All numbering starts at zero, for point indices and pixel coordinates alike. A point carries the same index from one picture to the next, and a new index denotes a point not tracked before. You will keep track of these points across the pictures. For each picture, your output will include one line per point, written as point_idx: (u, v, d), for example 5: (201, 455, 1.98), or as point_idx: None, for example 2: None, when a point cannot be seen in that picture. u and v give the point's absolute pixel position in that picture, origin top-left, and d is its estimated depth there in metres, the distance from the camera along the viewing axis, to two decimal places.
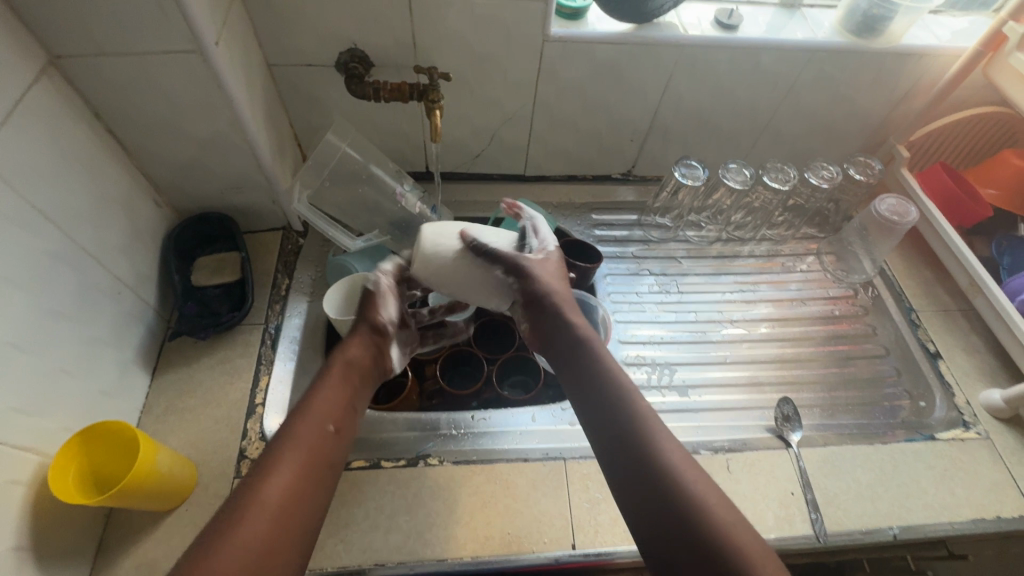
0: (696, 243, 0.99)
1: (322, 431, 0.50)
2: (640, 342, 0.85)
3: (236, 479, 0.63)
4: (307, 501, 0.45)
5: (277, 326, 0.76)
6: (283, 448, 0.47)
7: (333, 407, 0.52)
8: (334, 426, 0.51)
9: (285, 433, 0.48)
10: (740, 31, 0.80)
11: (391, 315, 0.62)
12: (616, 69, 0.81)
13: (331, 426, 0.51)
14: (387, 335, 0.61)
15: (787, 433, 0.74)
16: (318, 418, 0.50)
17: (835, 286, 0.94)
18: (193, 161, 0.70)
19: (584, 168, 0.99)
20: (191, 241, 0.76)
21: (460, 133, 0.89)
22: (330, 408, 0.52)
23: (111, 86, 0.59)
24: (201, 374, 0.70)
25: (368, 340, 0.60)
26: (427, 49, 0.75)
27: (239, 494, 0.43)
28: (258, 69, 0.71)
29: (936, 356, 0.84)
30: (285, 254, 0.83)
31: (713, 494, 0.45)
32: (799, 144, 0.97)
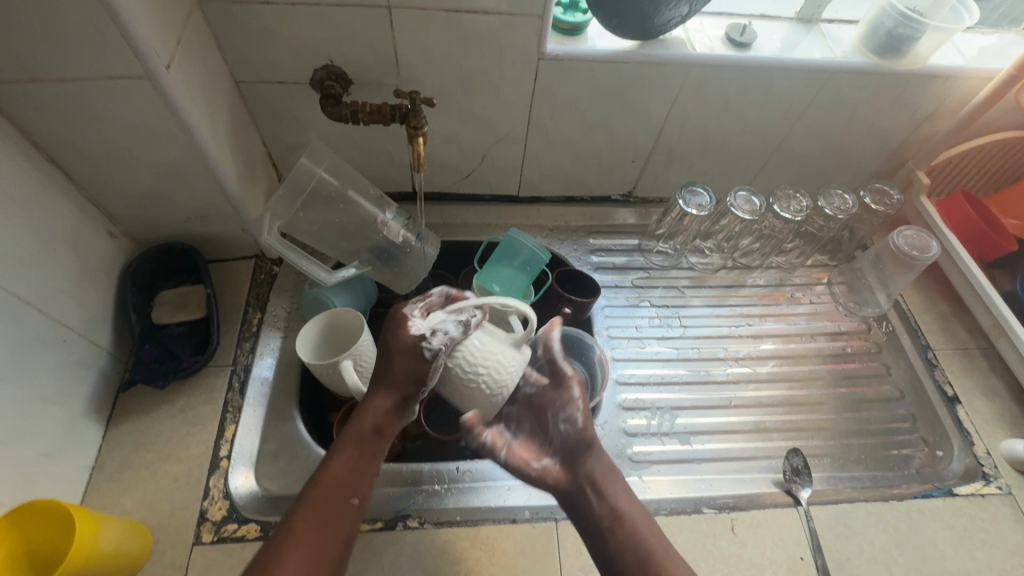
0: (699, 271, 0.93)
1: (347, 505, 0.49)
2: (638, 383, 0.79)
3: (196, 546, 0.58)
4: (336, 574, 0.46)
5: (246, 367, 0.70)
6: (294, 520, 0.47)
7: (355, 478, 0.51)
8: (353, 497, 0.50)
9: (304, 505, 0.48)
10: (752, 49, 0.74)
11: (413, 342, 0.52)
12: (617, 89, 0.75)
13: (355, 499, 0.50)
14: (410, 373, 0.53)
15: (796, 488, 0.69)
16: (341, 492, 0.49)
17: (846, 320, 0.89)
18: (151, 191, 0.64)
19: (582, 190, 0.92)
20: (152, 275, 0.70)
21: (449, 153, 0.82)
22: (350, 477, 0.50)
23: (51, 114, 0.53)
24: (160, 425, 0.64)
25: (393, 387, 0.54)
26: (411, 67, 0.69)
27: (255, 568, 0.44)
28: (223, 88, 0.65)
29: (953, 400, 0.79)
30: (258, 285, 0.77)
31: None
32: (812, 167, 0.91)
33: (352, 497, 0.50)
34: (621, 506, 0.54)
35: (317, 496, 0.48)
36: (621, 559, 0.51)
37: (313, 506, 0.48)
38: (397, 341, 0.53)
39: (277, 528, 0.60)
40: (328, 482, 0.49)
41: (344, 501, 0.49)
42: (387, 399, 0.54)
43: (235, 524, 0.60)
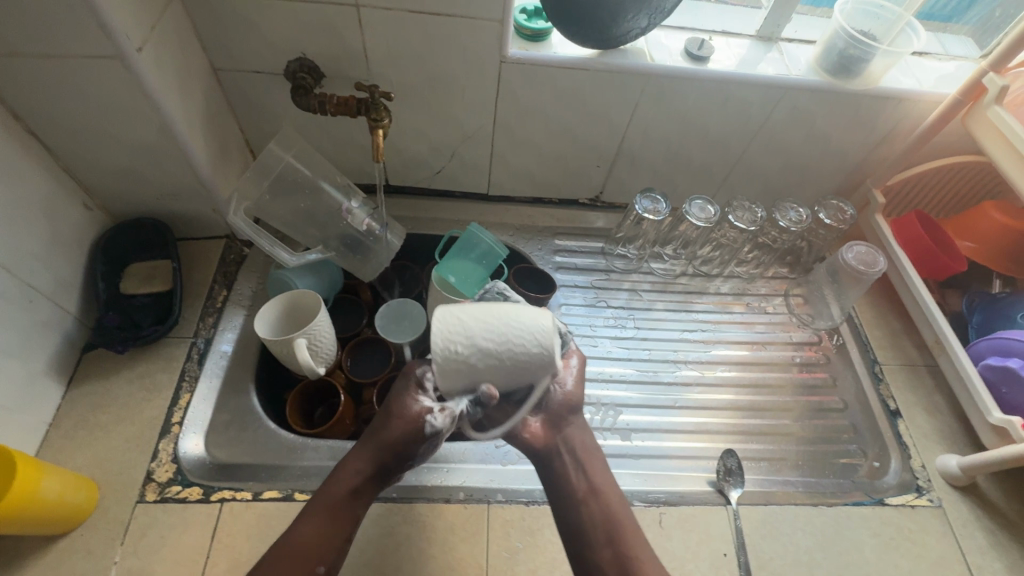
0: (660, 276, 0.96)
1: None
2: (587, 379, 0.82)
3: (139, 503, 0.61)
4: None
5: (207, 340, 0.73)
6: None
7: (324, 545, 0.53)
8: (321, 564, 0.52)
9: (278, 564, 0.50)
10: (710, 63, 0.77)
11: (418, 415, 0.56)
12: (579, 95, 0.78)
13: (322, 568, 0.52)
14: (399, 442, 0.56)
15: (727, 488, 0.71)
16: (309, 560, 0.51)
17: (800, 331, 0.91)
18: (125, 166, 0.68)
19: (550, 191, 0.95)
20: (124, 247, 0.74)
21: (419, 148, 0.86)
22: (322, 544, 0.52)
23: (30, 87, 0.57)
24: (118, 389, 0.68)
25: (374, 454, 0.57)
26: (379, 63, 0.72)
27: None
28: (199, 74, 0.69)
29: (895, 414, 0.80)
30: (226, 264, 0.80)
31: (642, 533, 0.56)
32: (773, 181, 0.93)
33: (318, 564, 0.52)
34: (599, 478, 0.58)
35: (287, 563, 0.50)
36: (591, 531, 0.55)
37: (281, 570, 0.50)
38: (403, 411, 0.57)
39: (218, 492, 0.62)
40: (299, 551, 0.51)
41: (308, 569, 0.51)
42: (366, 468, 0.56)
43: (179, 485, 0.63)
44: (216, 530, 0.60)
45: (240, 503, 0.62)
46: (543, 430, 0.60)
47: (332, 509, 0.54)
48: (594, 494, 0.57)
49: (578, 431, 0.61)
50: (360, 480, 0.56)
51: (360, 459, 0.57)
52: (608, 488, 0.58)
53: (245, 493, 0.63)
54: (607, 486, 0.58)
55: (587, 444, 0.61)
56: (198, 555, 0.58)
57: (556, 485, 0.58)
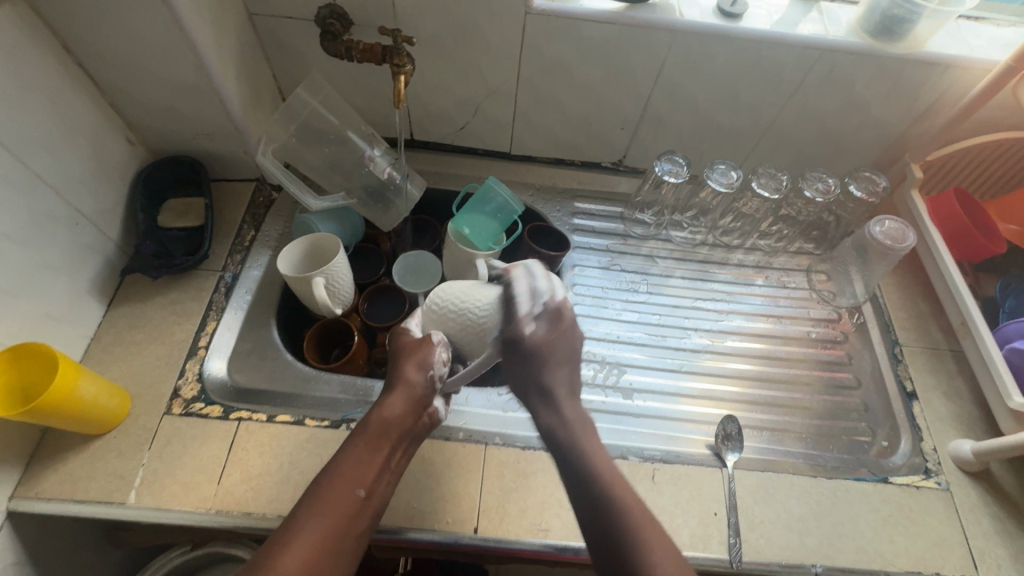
0: (678, 244, 0.95)
1: (353, 496, 0.52)
2: (595, 338, 0.83)
3: (166, 415, 0.66)
4: (337, 557, 0.49)
5: (234, 275, 0.78)
6: (309, 507, 0.51)
7: (362, 472, 0.54)
8: (360, 489, 0.53)
9: (319, 490, 0.52)
10: (743, 20, 0.74)
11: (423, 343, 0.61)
12: (605, 51, 0.77)
13: (363, 492, 0.53)
14: (419, 381, 0.60)
15: (725, 452, 0.72)
16: (350, 483, 0.53)
17: (819, 307, 0.89)
18: (164, 103, 0.71)
19: (572, 153, 0.95)
20: (162, 182, 0.78)
21: (443, 102, 0.87)
22: (364, 471, 0.54)
23: (78, 19, 0.60)
24: (152, 312, 0.73)
25: (399, 393, 0.59)
26: (405, 12, 0.73)
27: (273, 548, 0.47)
28: (234, 17, 0.71)
29: (911, 396, 0.78)
30: (255, 206, 0.84)
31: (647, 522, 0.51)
32: (805, 151, 0.90)
33: (359, 489, 0.53)
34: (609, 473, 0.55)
35: (327, 486, 0.52)
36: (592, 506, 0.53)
37: (326, 490, 0.52)
38: (409, 350, 0.61)
39: (236, 411, 0.67)
40: (345, 476, 0.53)
41: (349, 491, 0.52)
42: (401, 405, 0.59)
43: (202, 403, 0.68)
44: (233, 445, 0.65)
45: (256, 423, 0.67)
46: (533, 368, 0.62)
47: (371, 443, 0.57)
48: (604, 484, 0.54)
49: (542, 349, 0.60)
50: (399, 419, 0.59)
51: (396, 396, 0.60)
52: (613, 479, 0.54)
53: (261, 415, 0.67)
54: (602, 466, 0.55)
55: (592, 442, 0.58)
56: (216, 465, 0.63)
57: (571, 480, 0.56)
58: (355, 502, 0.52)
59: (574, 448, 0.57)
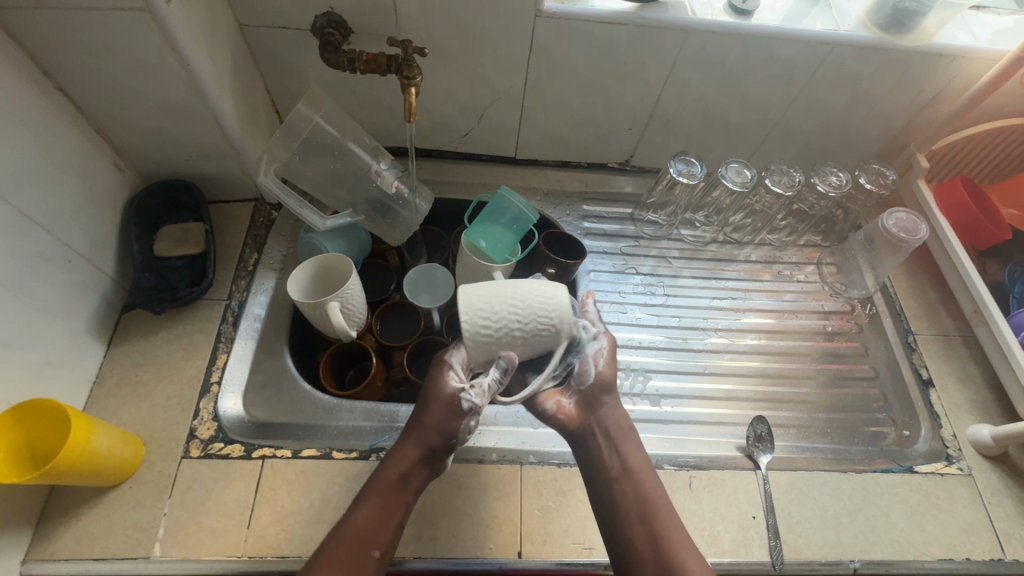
0: (690, 243, 0.94)
1: (367, 558, 0.53)
2: (616, 345, 0.82)
3: (184, 459, 0.63)
4: None
5: (241, 302, 0.74)
6: (325, 565, 0.51)
7: (376, 531, 0.55)
8: (375, 549, 0.54)
9: (333, 548, 0.53)
10: (755, 17, 0.73)
11: (443, 386, 0.61)
12: (615, 52, 0.75)
13: (377, 552, 0.54)
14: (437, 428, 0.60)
15: (756, 453, 0.72)
16: (365, 544, 0.54)
17: (831, 300, 0.90)
18: (155, 126, 0.67)
19: (579, 155, 0.93)
20: (155, 209, 0.74)
21: (447, 109, 0.84)
22: (379, 533, 0.55)
23: (60, 42, 0.55)
24: (158, 348, 0.69)
25: (418, 441, 0.60)
26: (409, 19, 0.70)
27: None
28: (226, 30, 0.67)
29: (928, 384, 0.80)
30: (255, 227, 0.80)
31: (676, 536, 0.58)
32: (812, 145, 0.90)
33: (374, 549, 0.54)
34: (644, 475, 0.62)
35: (342, 545, 0.53)
36: (625, 503, 0.60)
37: (341, 548, 0.53)
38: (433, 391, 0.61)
39: (259, 449, 0.64)
40: (360, 538, 0.54)
41: (363, 552, 0.53)
42: (417, 461, 0.60)
43: (221, 442, 0.64)
44: (259, 485, 0.62)
45: (280, 460, 0.64)
46: (580, 413, 0.66)
47: (390, 500, 0.57)
48: (627, 472, 0.62)
49: (603, 382, 0.66)
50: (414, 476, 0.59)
51: (415, 449, 0.60)
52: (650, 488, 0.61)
53: (285, 450, 0.64)
54: (642, 470, 0.63)
55: (633, 444, 0.64)
56: (243, 508, 0.60)
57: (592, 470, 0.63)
58: (370, 563, 0.53)
59: (620, 449, 0.63)
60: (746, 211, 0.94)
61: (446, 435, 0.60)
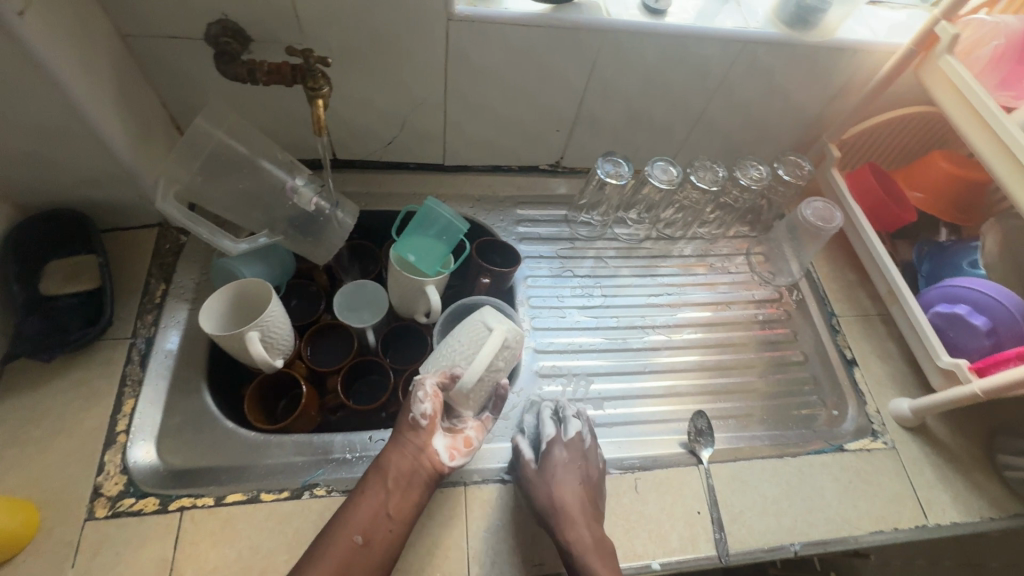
0: (625, 241, 0.95)
1: (349, 545, 0.54)
2: (557, 351, 0.81)
3: (89, 521, 0.57)
4: None
5: (148, 340, 0.68)
6: (313, 552, 0.54)
7: (363, 519, 0.56)
8: (358, 535, 0.55)
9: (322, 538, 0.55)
10: (668, 16, 0.74)
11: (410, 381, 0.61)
12: (534, 55, 0.73)
13: (359, 538, 0.55)
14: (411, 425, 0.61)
15: (698, 448, 0.73)
16: (345, 532, 0.55)
17: (761, 288, 0.93)
18: (26, 153, 0.59)
19: (509, 159, 0.92)
20: (39, 243, 0.66)
21: (366, 119, 0.80)
22: (361, 521, 0.56)
23: None
24: (51, 400, 0.62)
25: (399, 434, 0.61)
26: (313, 26, 0.66)
27: None
28: (102, 43, 0.60)
29: (851, 363, 0.83)
30: (162, 255, 0.74)
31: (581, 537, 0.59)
32: (734, 139, 0.92)
33: (357, 536, 0.55)
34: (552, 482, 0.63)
35: (331, 536, 0.55)
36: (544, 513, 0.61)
37: (328, 539, 0.55)
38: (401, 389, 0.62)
39: (177, 500, 0.59)
40: (341, 525, 0.55)
41: (345, 540, 0.54)
42: (401, 452, 0.59)
43: (131, 498, 0.58)
44: (178, 541, 0.57)
45: (202, 510, 0.59)
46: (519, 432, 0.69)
47: (372, 487, 0.58)
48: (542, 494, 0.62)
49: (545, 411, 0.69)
50: (400, 464, 0.59)
51: (396, 440, 0.61)
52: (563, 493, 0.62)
53: (207, 499, 0.60)
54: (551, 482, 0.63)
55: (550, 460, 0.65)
56: (160, 568, 0.55)
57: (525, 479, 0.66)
58: (353, 550, 0.54)
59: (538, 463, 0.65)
60: (677, 207, 0.95)
61: (423, 430, 0.60)
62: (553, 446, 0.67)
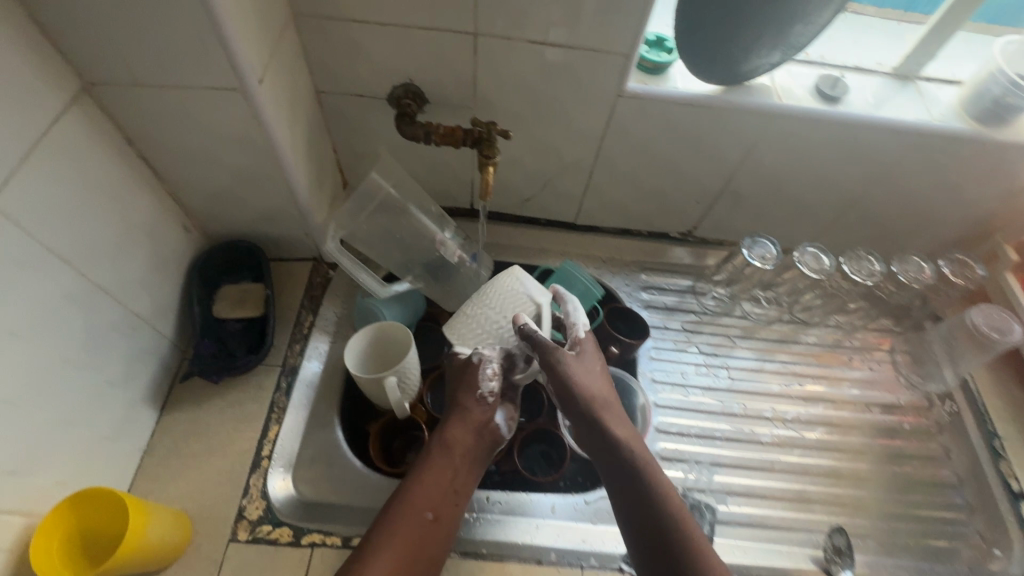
0: (753, 320, 0.89)
1: (423, 520, 0.58)
2: (677, 433, 0.76)
3: (231, 543, 0.60)
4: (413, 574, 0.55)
5: (294, 369, 0.72)
6: (389, 519, 0.57)
7: (435, 496, 0.60)
8: (430, 511, 0.59)
9: (398, 508, 0.58)
10: (843, 103, 0.71)
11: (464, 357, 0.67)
12: (694, 131, 0.72)
13: (431, 514, 0.59)
14: (477, 405, 0.66)
15: (836, 568, 0.67)
16: (420, 506, 0.59)
17: (907, 393, 0.84)
18: (226, 192, 0.66)
19: (640, 223, 0.91)
20: (217, 269, 0.73)
21: (512, 176, 0.82)
22: (431, 496, 0.60)
23: (148, 116, 0.55)
24: (209, 417, 0.66)
25: (463, 416, 0.66)
26: (487, 94, 0.69)
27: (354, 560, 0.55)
28: (304, 99, 0.66)
29: (1018, 497, 0.73)
30: (312, 287, 0.78)
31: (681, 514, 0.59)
32: (888, 227, 0.86)
33: (428, 512, 0.59)
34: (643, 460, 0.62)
35: (406, 506, 0.58)
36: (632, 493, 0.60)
37: (403, 508, 0.58)
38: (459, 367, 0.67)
39: (308, 535, 0.61)
40: (412, 500, 0.59)
41: (419, 514, 0.58)
42: (467, 431, 0.65)
43: (269, 526, 0.61)
44: None
45: (331, 550, 0.60)
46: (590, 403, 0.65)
47: (439, 463, 0.62)
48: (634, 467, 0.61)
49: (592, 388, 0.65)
50: (463, 444, 0.64)
51: (462, 423, 0.65)
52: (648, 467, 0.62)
53: (335, 538, 0.61)
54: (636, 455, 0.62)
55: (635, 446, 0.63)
56: None
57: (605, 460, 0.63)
58: (426, 524, 0.58)
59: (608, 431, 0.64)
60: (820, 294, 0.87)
61: (482, 410, 0.66)
62: (579, 342, 0.67)
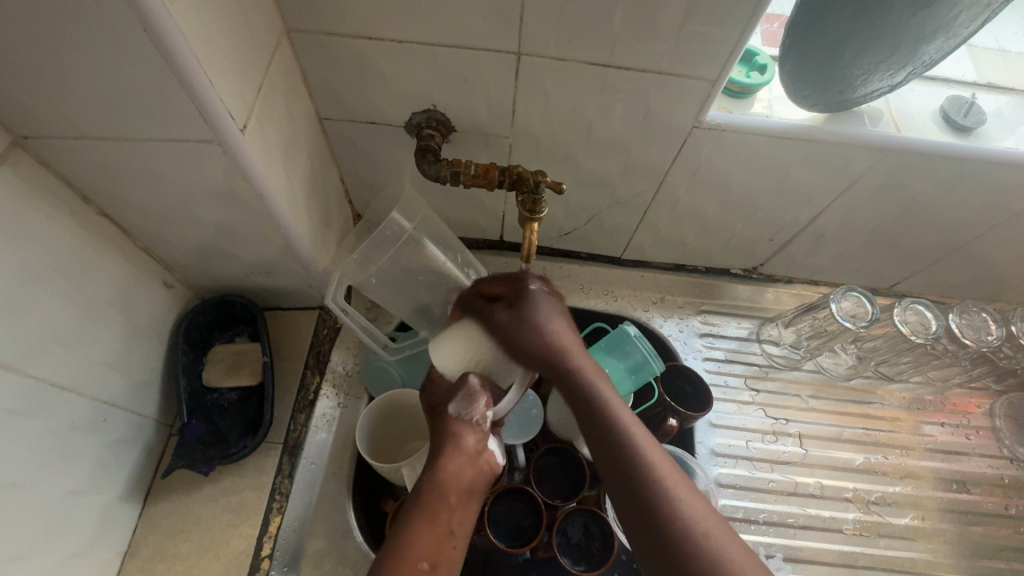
0: (826, 376, 0.76)
1: (415, 572, 0.43)
2: (744, 520, 0.66)
3: None
4: None
5: (296, 444, 0.61)
6: None
7: (428, 540, 0.45)
8: (424, 561, 0.44)
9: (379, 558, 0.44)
10: (977, 134, 0.57)
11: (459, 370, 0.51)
12: (780, 168, 0.59)
13: (426, 564, 0.44)
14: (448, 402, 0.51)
15: None
16: (411, 554, 0.44)
17: (1009, 468, 0.73)
18: (212, 247, 0.55)
19: (698, 259, 0.78)
20: (206, 327, 0.62)
21: (553, 210, 0.69)
22: (427, 541, 0.45)
23: (104, 171, 0.44)
24: (200, 509, 0.57)
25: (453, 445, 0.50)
26: (528, 122, 0.56)
27: None
28: (304, 132, 0.54)
29: None
30: (319, 341, 0.67)
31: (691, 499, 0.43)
32: (998, 272, 0.73)
33: (422, 563, 0.44)
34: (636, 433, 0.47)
35: (392, 554, 0.44)
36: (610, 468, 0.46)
37: (384, 561, 0.43)
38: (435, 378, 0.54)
39: None
40: (403, 543, 0.44)
41: (409, 565, 0.43)
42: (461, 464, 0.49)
43: None
44: None
45: None
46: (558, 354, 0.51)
47: (425, 497, 0.47)
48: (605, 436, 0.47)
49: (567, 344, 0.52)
50: (458, 474, 0.49)
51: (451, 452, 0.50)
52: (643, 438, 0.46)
53: None
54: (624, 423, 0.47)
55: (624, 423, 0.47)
56: None
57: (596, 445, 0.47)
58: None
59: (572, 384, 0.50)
60: (913, 353, 0.74)
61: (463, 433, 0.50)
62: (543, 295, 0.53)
